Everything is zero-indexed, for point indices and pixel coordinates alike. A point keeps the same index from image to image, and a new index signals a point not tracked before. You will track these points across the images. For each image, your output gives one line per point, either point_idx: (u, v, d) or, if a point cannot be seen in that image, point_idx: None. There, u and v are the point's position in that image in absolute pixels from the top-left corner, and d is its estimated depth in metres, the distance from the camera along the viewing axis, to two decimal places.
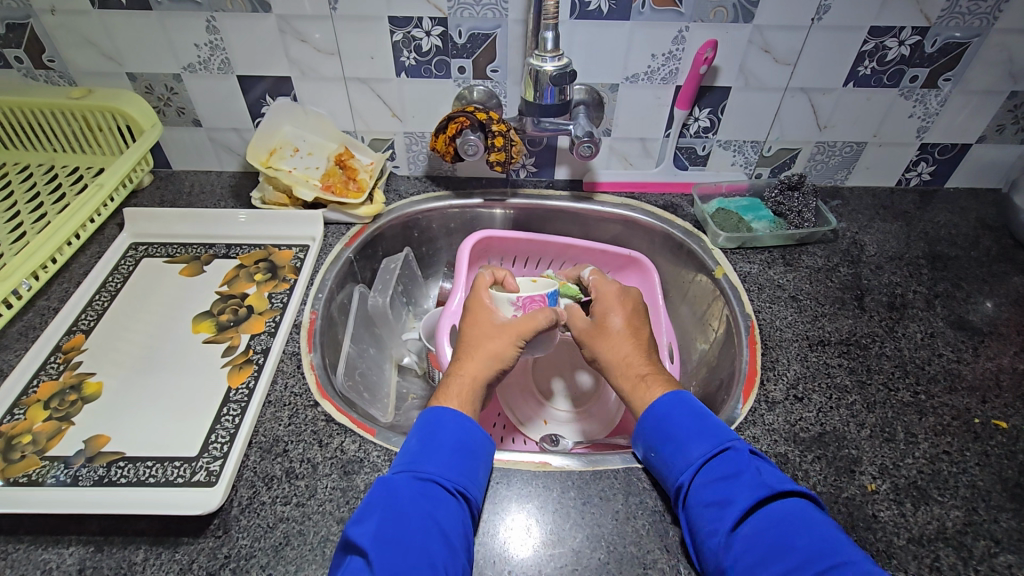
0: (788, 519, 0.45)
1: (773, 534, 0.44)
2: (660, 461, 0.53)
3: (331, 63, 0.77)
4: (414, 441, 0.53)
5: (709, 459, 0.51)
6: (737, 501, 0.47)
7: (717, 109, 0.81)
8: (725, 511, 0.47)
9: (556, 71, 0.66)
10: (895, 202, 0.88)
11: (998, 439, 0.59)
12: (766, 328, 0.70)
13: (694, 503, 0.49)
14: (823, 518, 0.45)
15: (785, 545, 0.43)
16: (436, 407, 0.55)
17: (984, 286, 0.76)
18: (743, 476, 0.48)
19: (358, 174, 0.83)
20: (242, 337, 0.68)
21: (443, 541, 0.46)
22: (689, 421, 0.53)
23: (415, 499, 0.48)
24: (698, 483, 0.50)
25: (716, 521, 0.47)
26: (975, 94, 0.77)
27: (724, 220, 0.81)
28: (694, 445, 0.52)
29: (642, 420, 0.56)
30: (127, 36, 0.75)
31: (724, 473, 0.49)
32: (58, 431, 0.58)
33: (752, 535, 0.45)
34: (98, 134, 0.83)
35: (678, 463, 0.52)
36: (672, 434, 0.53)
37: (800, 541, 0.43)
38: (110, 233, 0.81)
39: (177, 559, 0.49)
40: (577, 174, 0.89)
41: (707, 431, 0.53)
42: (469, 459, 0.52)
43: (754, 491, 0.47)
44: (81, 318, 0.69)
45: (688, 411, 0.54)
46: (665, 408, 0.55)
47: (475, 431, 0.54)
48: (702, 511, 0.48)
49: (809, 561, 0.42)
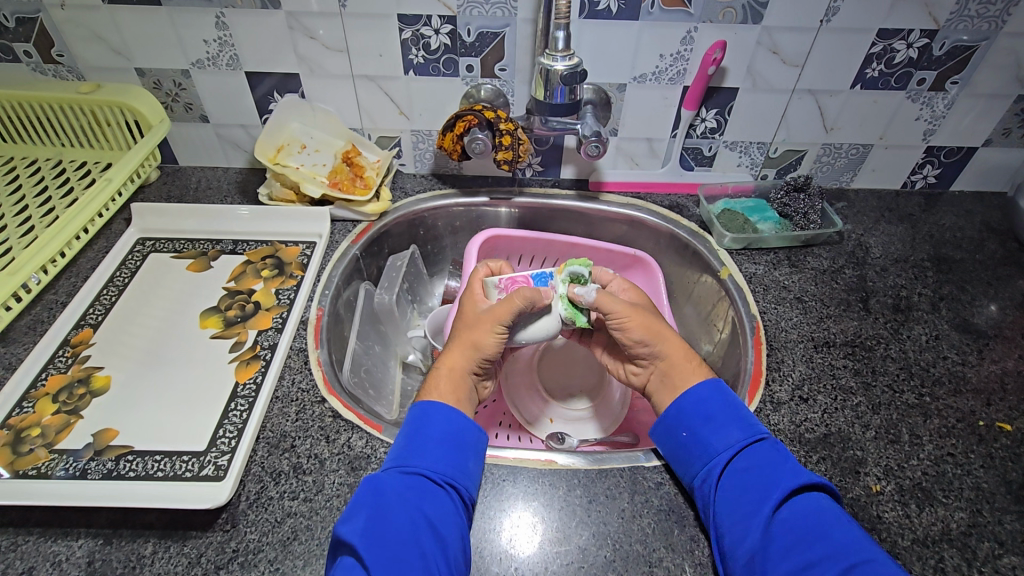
0: (824, 511, 0.47)
1: (811, 523, 0.46)
2: (694, 441, 0.53)
3: (340, 60, 0.77)
4: (402, 437, 0.53)
5: (747, 444, 0.51)
6: (779, 488, 0.48)
7: (723, 110, 0.81)
8: (768, 496, 0.47)
9: (566, 71, 0.66)
10: (900, 204, 0.88)
11: (1002, 441, 0.59)
12: (771, 329, 0.70)
13: (730, 483, 0.49)
14: (846, 513, 0.47)
15: (824, 535, 0.45)
16: (424, 402, 0.55)
17: (989, 289, 0.76)
18: (782, 464, 0.49)
19: (365, 171, 0.84)
20: (249, 333, 0.68)
21: (432, 534, 0.46)
22: (728, 406, 0.54)
23: (402, 494, 0.48)
24: (736, 466, 0.50)
25: (756, 505, 0.47)
26: (982, 98, 0.77)
27: (730, 220, 0.81)
28: (732, 429, 0.52)
29: (681, 400, 0.55)
30: (136, 31, 0.76)
31: (763, 459, 0.50)
32: (67, 424, 0.58)
33: (791, 521, 0.46)
34: (106, 129, 0.83)
35: (714, 444, 0.52)
36: (712, 415, 0.53)
37: (837, 531, 0.45)
38: (117, 228, 0.81)
39: (185, 552, 0.50)
40: (583, 174, 0.90)
41: (744, 418, 0.53)
42: (458, 450, 0.52)
43: (795, 481, 0.48)
44: (89, 313, 0.69)
45: (729, 396, 0.55)
46: (708, 391, 0.55)
47: (464, 422, 0.54)
48: (740, 493, 0.48)
49: (842, 554, 0.43)
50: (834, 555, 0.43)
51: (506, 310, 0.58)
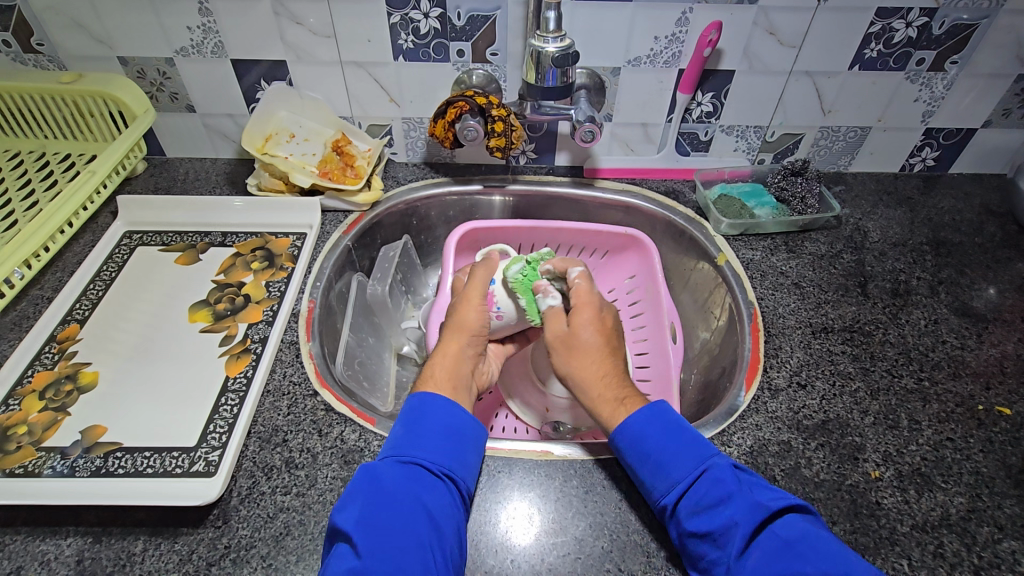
0: (790, 542, 0.43)
1: (777, 560, 0.43)
2: (639, 481, 0.51)
3: (327, 46, 0.76)
4: (401, 426, 0.52)
5: (691, 480, 0.48)
6: (733, 528, 0.45)
7: (720, 94, 0.79)
8: (724, 541, 0.45)
9: (558, 52, 0.64)
10: (899, 187, 0.87)
11: (1002, 425, 0.59)
12: (769, 315, 0.69)
13: (683, 528, 0.47)
14: (824, 533, 0.44)
15: (792, 570, 0.42)
16: (423, 393, 0.55)
17: (988, 273, 0.75)
18: (734, 498, 0.46)
19: (355, 160, 0.82)
20: (239, 326, 0.67)
21: (431, 524, 0.45)
22: (663, 440, 0.51)
23: (401, 484, 0.47)
24: (684, 506, 0.48)
25: (718, 552, 0.45)
26: (981, 78, 0.76)
27: (727, 206, 0.80)
28: (672, 464, 0.50)
29: (617, 440, 0.53)
30: (117, 18, 0.74)
31: (709, 495, 0.47)
32: (54, 421, 0.57)
33: (757, 562, 0.43)
34: (89, 120, 0.81)
35: (659, 485, 0.50)
36: (649, 453, 0.51)
37: (806, 563, 0.42)
38: (104, 221, 0.80)
39: (177, 549, 0.49)
40: (578, 160, 0.88)
41: (685, 449, 0.50)
42: (458, 443, 0.52)
43: (749, 514, 0.45)
44: (76, 308, 0.68)
45: (664, 426, 0.52)
46: (641, 424, 0.52)
47: (463, 415, 0.53)
48: (693, 539, 0.46)
49: None
50: None
51: (478, 287, 0.65)
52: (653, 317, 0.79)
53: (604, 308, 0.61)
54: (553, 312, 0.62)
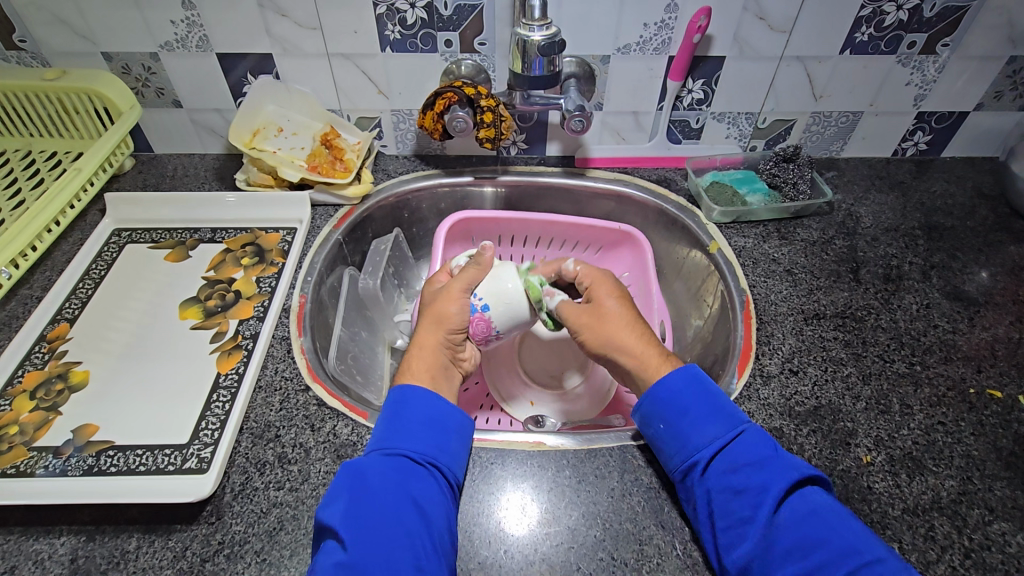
0: (819, 508, 0.45)
1: (805, 524, 0.44)
2: (671, 434, 0.52)
3: (313, 38, 0.75)
4: (382, 420, 0.52)
5: (728, 440, 0.49)
6: (769, 488, 0.46)
7: (710, 81, 0.79)
8: (758, 498, 0.46)
9: (543, 41, 0.64)
10: (891, 172, 0.87)
11: (993, 408, 0.59)
12: (761, 302, 0.69)
13: (714, 485, 0.48)
14: (843, 508, 0.46)
15: (818, 536, 0.43)
16: (402, 386, 0.54)
17: (980, 256, 0.75)
18: (770, 461, 0.47)
19: (345, 154, 0.82)
20: (230, 322, 0.66)
21: (416, 512, 0.45)
22: (705, 398, 0.52)
23: (384, 475, 0.47)
24: (718, 462, 0.48)
25: (749, 509, 0.45)
26: (973, 60, 0.76)
27: (719, 194, 0.80)
28: (712, 423, 0.50)
29: (650, 397, 0.53)
30: (99, 13, 0.73)
31: (746, 455, 0.48)
32: (45, 421, 0.57)
33: (785, 523, 0.45)
34: (75, 117, 0.81)
35: (694, 440, 0.50)
36: (688, 410, 0.51)
37: (832, 531, 0.43)
38: (92, 219, 0.79)
39: (170, 546, 0.49)
40: (569, 150, 0.88)
41: (725, 411, 0.51)
42: (439, 430, 0.51)
43: (785, 477, 0.46)
44: (65, 307, 0.68)
45: (703, 390, 0.53)
46: (682, 382, 0.53)
47: (442, 403, 0.53)
48: (724, 495, 0.47)
49: (843, 556, 0.42)
50: (835, 558, 0.42)
51: (465, 282, 0.62)
52: (642, 314, 0.80)
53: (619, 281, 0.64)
54: (567, 306, 0.62)
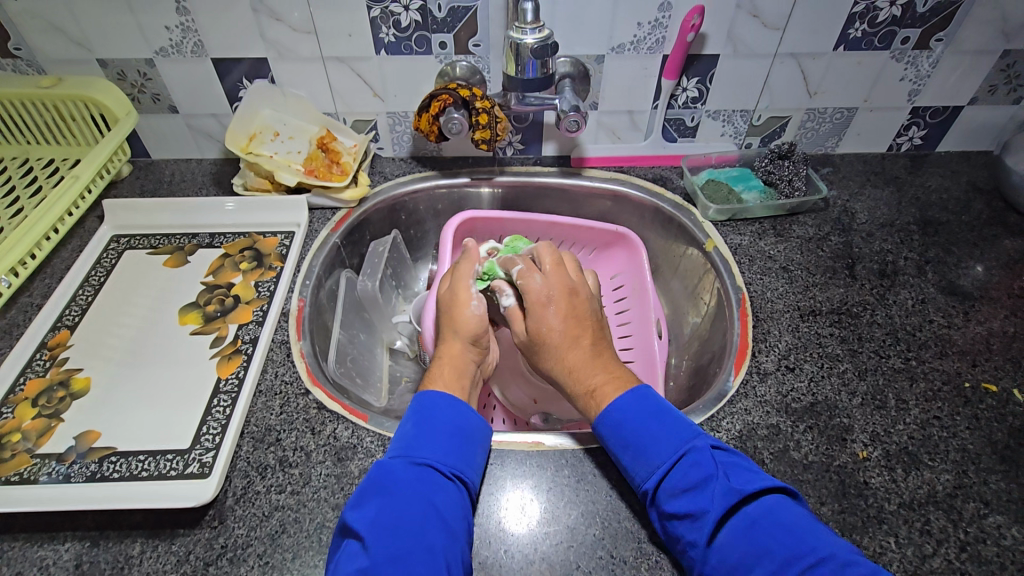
0: (759, 522, 0.44)
1: (747, 540, 0.43)
2: (622, 466, 0.52)
3: (308, 42, 0.75)
4: (410, 424, 0.53)
5: (671, 465, 0.49)
6: (705, 510, 0.45)
7: (705, 79, 0.79)
8: (697, 523, 0.45)
9: (536, 43, 0.64)
10: (886, 167, 0.87)
11: (988, 402, 0.59)
12: (757, 300, 0.70)
13: (663, 513, 0.48)
14: (793, 510, 0.45)
15: (759, 550, 0.42)
16: (430, 392, 0.55)
17: (975, 250, 0.75)
18: (710, 481, 0.46)
19: (341, 157, 0.82)
20: (230, 327, 0.67)
21: (441, 523, 0.45)
22: (643, 426, 0.51)
23: (413, 484, 0.48)
24: (664, 490, 0.48)
25: (693, 532, 0.45)
26: (967, 54, 0.76)
27: (715, 191, 0.80)
28: (653, 450, 0.50)
29: (598, 428, 0.54)
30: (94, 20, 0.73)
31: (687, 478, 0.47)
32: (47, 428, 0.57)
33: (725, 543, 0.44)
34: (72, 124, 0.81)
35: (640, 471, 0.50)
36: (629, 441, 0.51)
37: (772, 543, 0.42)
38: (91, 226, 0.79)
39: (174, 551, 0.49)
40: (565, 150, 0.88)
41: (665, 434, 0.50)
42: (466, 443, 0.52)
43: (723, 500, 0.45)
44: (66, 314, 0.68)
45: (641, 416, 0.52)
46: (619, 415, 0.53)
47: (472, 416, 0.54)
48: (672, 519, 0.47)
49: (788, 563, 0.41)
50: (775, 574, 0.41)
51: (467, 282, 0.64)
52: (637, 313, 0.80)
53: (574, 291, 0.61)
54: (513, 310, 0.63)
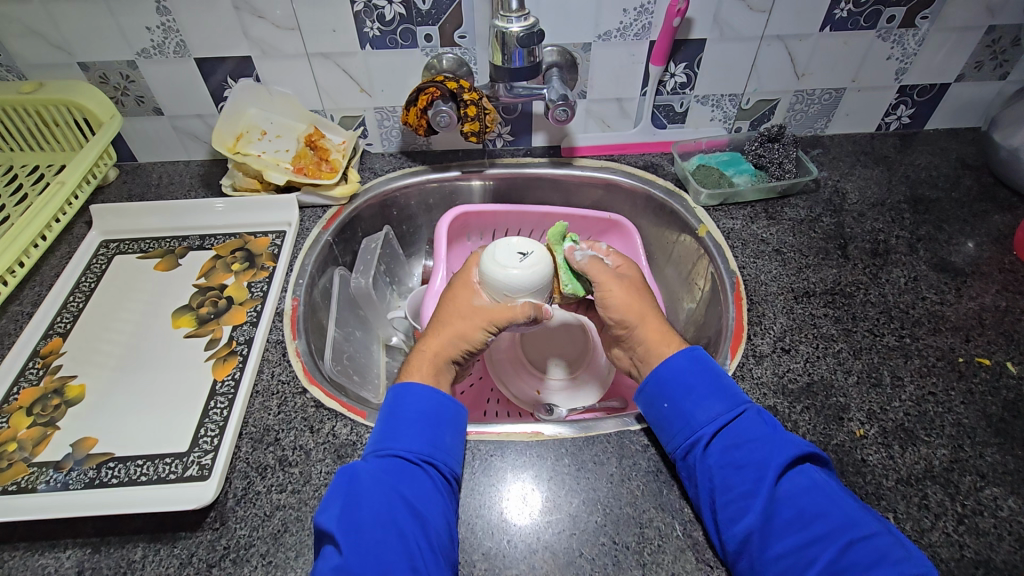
0: (818, 482, 0.46)
1: (806, 498, 0.45)
2: (676, 412, 0.53)
3: (292, 39, 0.74)
4: (380, 422, 0.53)
5: (730, 418, 0.51)
6: (771, 461, 0.47)
7: (693, 63, 0.79)
8: (759, 473, 0.47)
9: (522, 32, 0.64)
10: (875, 147, 0.87)
11: (982, 376, 0.60)
12: (751, 283, 0.70)
13: (717, 461, 0.49)
14: (836, 482, 0.47)
15: (819, 509, 0.44)
16: (400, 384, 0.55)
17: (966, 227, 0.76)
18: (770, 437, 0.49)
19: (330, 154, 0.81)
20: (224, 329, 0.66)
21: (409, 512, 0.46)
22: (706, 378, 0.53)
23: (380, 475, 0.48)
24: (720, 439, 0.50)
25: (753, 482, 0.47)
26: (953, 31, 0.76)
27: (705, 176, 0.80)
28: (713, 401, 0.52)
29: (656, 373, 0.55)
30: (73, 24, 0.72)
31: (749, 431, 0.50)
32: (43, 437, 0.57)
33: (787, 496, 0.46)
34: (55, 129, 0.80)
35: (698, 417, 0.51)
36: (692, 387, 0.53)
37: (832, 505, 0.45)
38: (79, 232, 0.78)
39: (176, 554, 0.49)
40: (555, 140, 0.88)
41: (726, 391, 0.53)
42: (435, 428, 0.52)
43: (786, 452, 0.48)
44: (57, 321, 0.68)
45: (705, 370, 0.54)
46: (687, 362, 0.55)
47: (442, 399, 0.54)
48: (727, 468, 0.48)
49: (844, 527, 0.43)
50: (835, 530, 0.43)
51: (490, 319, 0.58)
52: None
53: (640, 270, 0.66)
54: (597, 267, 0.62)
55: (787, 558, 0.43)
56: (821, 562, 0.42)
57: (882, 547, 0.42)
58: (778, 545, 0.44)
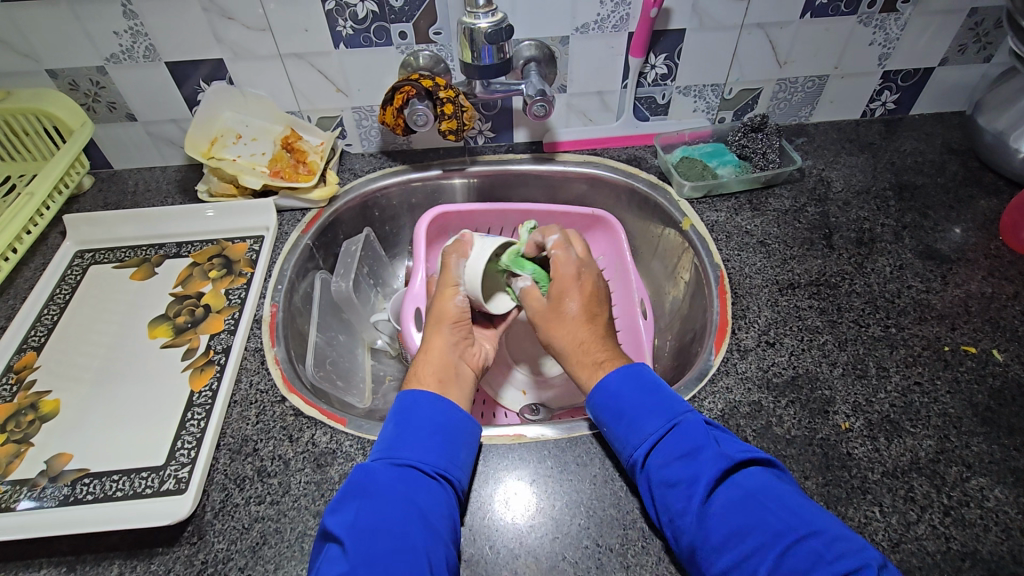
0: (751, 491, 0.44)
1: (738, 508, 0.43)
2: (613, 438, 0.52)
3: (264, 40, 0.73)
4: (392, 427, 0.52)
5: (663, 435, 0.49)
6: (701, 477, 0.45)
7: (673, 54, 0.78)
8: (690, 490, 0.45)
9: (490, 28, 0.62)
10: (860, 134, 0.87)
11: (968, 364, 0.59)
12: (735, 276, 0.69)
13: (654, 482, 0.48)
14: (781, 485, 0.45)
15: (751, 520, 0.42)
16: (412, 390, 0.54)
17: (951, 213, 0.75)
18: (703, 450, 0.47)
19: (307, 156, 0.80)
20: (201, 338, 0.65)
21: (424, 525, 0.45)
22: (641, 395, 0.52)
23: (396, 484, 0.47)
24: (653, 460, 0.49)
25: (683, 502, 0.45)
26: (935, 14, 0.75)
27: (689, 168, 0.79)
28: (647, 420, 0.51)
29: (593, 399, 0.54)
30: (38, 30, 0.70)
31: (680, 446, 0.48)
32: (17, 454, 0.56)
33: (720, 511, 0.44)
34: (25, 139, 0.78)
35: (633, 439, 0.51)
36: (623, 410, 0.52)
37: (766, 513, 0.42)
38: (53, 243, 0.77)
39: (154, 569, 0.49)
40: (536, 135, 0.86)
41: (660, 405, 0.51)
42: (452, 441, 0.51)
43: (715, 465, 0.46)
44: (31, 335, 0.67)
45: (639, 386, 0.53)
46: (616, 381, 0.54)
47: (462, 416, 0.53)
48: (662, 489, 0.47)
49: (777, 535, 0.41)
50: (766, 541, 0.41)
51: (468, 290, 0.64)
52: (622, 292, 0.80)
53: (584, 274, 0.61)
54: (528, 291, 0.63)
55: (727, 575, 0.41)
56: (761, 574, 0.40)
57: (817, 549, 0.40)
58: (716, 563, 0.42)
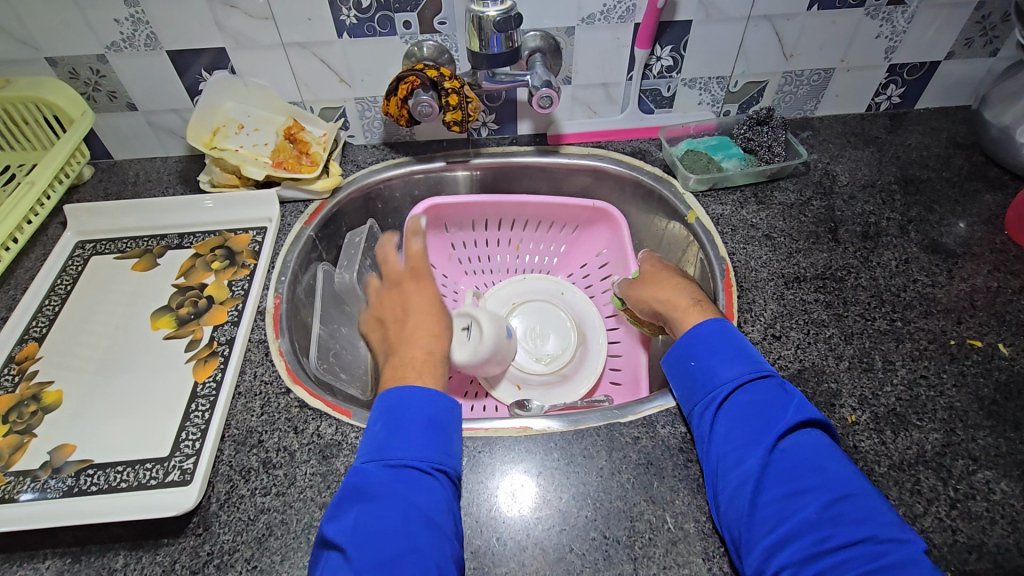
0: (822, 446, 0.47)
1: (807, 455, 0.46)
2: (700, 370, 0.54)
3: (267, 28, 0.72)
4: (379, 426, 0.50)
5: (753, 378, 0.51)
6: (781, 420, 0.48)
7: (678, 46, 0.77)
8: (766, 428, 0.48)
9: (498, 16, 0.62)
10: (866, 128, 0.86)
11: (974, 358, 0.59)
12: (741, 269, 0.69)
13: (728, 415, 0.50)
14: (841, 451, 0.48)
15: (818, 466, 0.45)
16: (399, 389, 0.52)
17: (956, 207, 0.75)
18: (787, 400, 0.49)
19: (311, 147, 0.79)
20: (204, 329, 0.65)
21: (427, 524, 0.45)
22: (735, 341, 0.54)
23: (391, 486, 0.46)
24: (735, 396, 0.51)
25: (755, 436, 0.47)
26: (942, 8, 0.75)
27: (694, 161, 0.78)
28: (738, 361, 0.53)
29: (687, 337, 0.56)
30: (38, 17, 0.69)
31: (766, 391, 0.50)
32: (20, 444, 0.55)
33: (790, 453, 0.46)
34: (25, 127, 0.77)
35: (719, 374, 0.52)
36: (718, 348, 0.54)
37: (830, 465, 0.45)
38: (53, 233, 0.77)
39: (159, 561, 0.48)
40: (541, 127, 0.86)
41: (752, 355, 0.53)
42: (442, 433, 0.50)
43: (799, 414, 0.48)
44: (33, 326, 0.66)
45: (736, 334, 0.55)
46: (717, 326, 0.55)
47: (444, 404, 0.52)
48: (735, 421, 0.49)
49: (831, 485, 0.44)
50: (822, 486, 0.44)
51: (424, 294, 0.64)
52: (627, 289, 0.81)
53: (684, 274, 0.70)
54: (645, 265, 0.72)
55: (776, 505, 0.44)
56: (807, 509, 0.43)
57: (865, 506, 0.42)
58: (769, 494, 0.45)
